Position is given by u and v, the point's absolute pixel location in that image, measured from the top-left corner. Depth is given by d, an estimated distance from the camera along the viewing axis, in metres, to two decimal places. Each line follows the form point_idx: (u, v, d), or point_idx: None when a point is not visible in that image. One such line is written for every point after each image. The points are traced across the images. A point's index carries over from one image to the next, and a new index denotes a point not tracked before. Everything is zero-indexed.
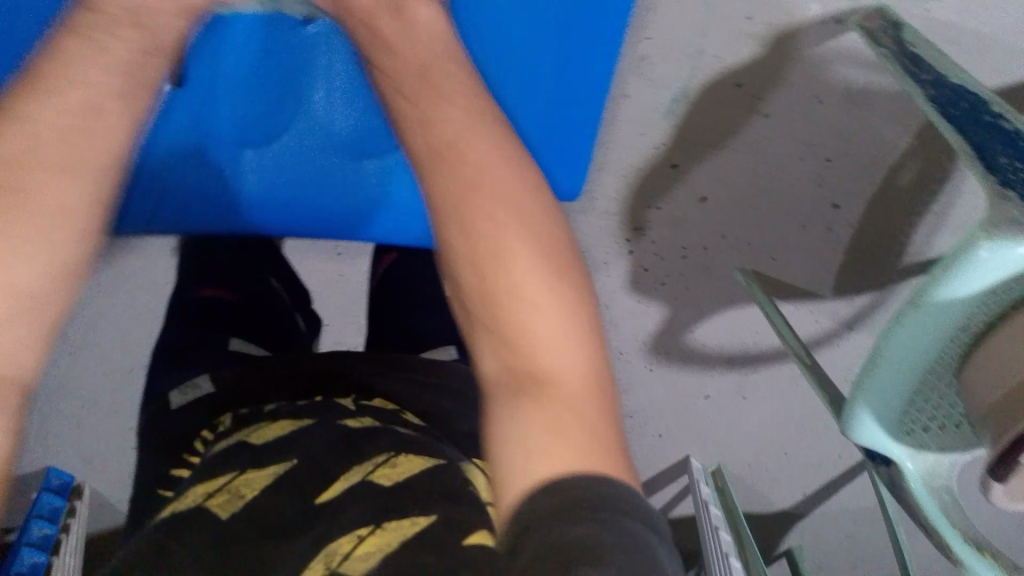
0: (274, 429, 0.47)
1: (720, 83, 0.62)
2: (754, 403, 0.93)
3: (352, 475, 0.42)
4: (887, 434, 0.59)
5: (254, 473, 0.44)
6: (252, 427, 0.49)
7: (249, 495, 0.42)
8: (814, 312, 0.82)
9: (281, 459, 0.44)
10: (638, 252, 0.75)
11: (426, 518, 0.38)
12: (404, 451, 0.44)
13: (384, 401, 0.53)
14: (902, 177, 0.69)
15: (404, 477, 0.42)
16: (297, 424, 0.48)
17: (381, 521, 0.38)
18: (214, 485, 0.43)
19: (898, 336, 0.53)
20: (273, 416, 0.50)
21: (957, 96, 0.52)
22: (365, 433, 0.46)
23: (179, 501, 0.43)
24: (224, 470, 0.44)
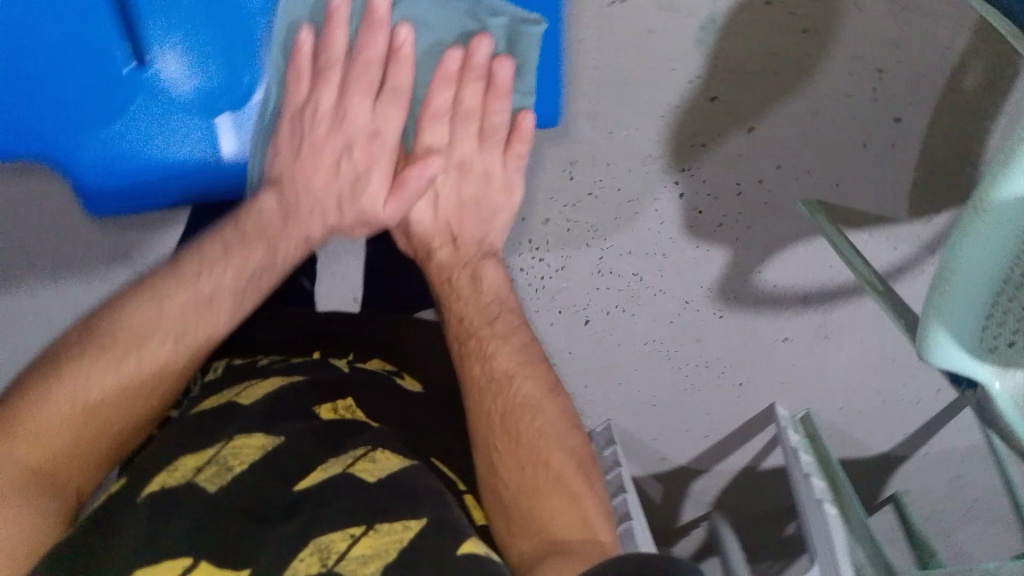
0: (259, 389, 0.51)
1: (750, 3, 0.60)
2: (837, 342, 0.89)
3: (331, 467, 0.45)
4: (970, 357, 0.55)
5: (241, 442, 0.45)
6: (241, 385, 0.52)
7: (238, 469, 0.43)
8: (891, 239, 0.77)
9: (271, 436, 0.46)
10: (688, 194, 0.71)
11: (418, 523, 0.42)
12: (380, 445, 0.48)
13: (382, 364, 0.62)
14: (966, 81, 0.65)
15: (386, 474, 0.45)
16: (287, 380, 0.53)
17: (373, 522, 0.41)
18: (204, 457, 0.44)
19: (966, 246, 0.49)
20: (267, 374, 0.54)
21: None
22: (351, 423, 0.50)
23: (169, 468, 0.43)
24: (211, 443, 0.45)
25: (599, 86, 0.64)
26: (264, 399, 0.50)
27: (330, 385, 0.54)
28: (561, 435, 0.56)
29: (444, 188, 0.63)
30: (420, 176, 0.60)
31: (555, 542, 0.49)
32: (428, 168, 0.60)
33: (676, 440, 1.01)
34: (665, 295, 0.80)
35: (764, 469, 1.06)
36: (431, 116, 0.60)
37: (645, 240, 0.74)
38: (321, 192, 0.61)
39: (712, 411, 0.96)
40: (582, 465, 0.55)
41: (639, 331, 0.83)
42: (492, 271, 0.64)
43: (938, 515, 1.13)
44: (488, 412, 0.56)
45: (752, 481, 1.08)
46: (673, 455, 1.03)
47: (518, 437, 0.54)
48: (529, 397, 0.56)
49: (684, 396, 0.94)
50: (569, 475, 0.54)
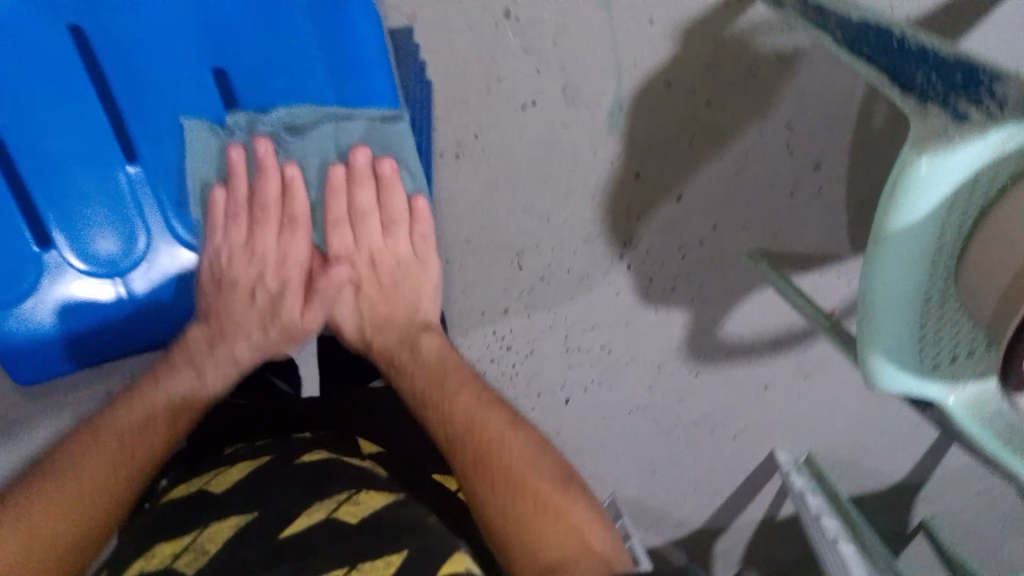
0: (233, 474, 0.45)
1: (650, 84, 0.64)
2: (819, 379, 0.90)
3: (317, 514, 0.41)
4: (916, 376, 0.56)
5: (216, 527, 0.41)
6: (212, 473, 0.46)
7: (212, 549, 0.39)
8: (844, 275, 0.80)
9: (244, 511, 0.42)
10: (636, 264, 0.75)
11: (400, 556, 0.38)
12: (363, 487, 0.43)
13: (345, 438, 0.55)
14: (876, 115, 0.70)
15: (371, 513, 0.41)
16: (255, 464, 0.46)
17: (357, 562, 0.37)
18: (179, 542, 0.40)
19: (879, 276, 0.51)
20: (228, 461, 0.48)
21: (864, 30, 0.53)
22: (330, 470, 0.45)
23: (140, 563, 0.39)
24: (187, 528, 0.41)
25: (523, 178, 0.67)
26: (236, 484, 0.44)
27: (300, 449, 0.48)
28: (531, 456, 0.51)
29: (365, 283, 0.59)
30: (331, 282, 0.57)
31: (553, 563, 0.46)
32: (342, 270, 0.57)
33: (688, 501, 1.01)
34: (636, 361, 0.83)
35: (782, 518, 1.05)
36: (332, 223, 0.56)
37: (605, 312, 0.78)
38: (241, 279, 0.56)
39: (714, 466, 0.97)
40: (561, 475, 0.51)
41: (620, 399, 0.86)
42: (431, 340, 0.59)
43: (970, 534, 1.11)
44: (450, 430, 0.52)
45: (774, 532, 1.07)
46: (687, 518, 1.02)
47: (464, 422, 0.53)
48: (468, 409, 0.53)
49: (682, 457, 0.95)
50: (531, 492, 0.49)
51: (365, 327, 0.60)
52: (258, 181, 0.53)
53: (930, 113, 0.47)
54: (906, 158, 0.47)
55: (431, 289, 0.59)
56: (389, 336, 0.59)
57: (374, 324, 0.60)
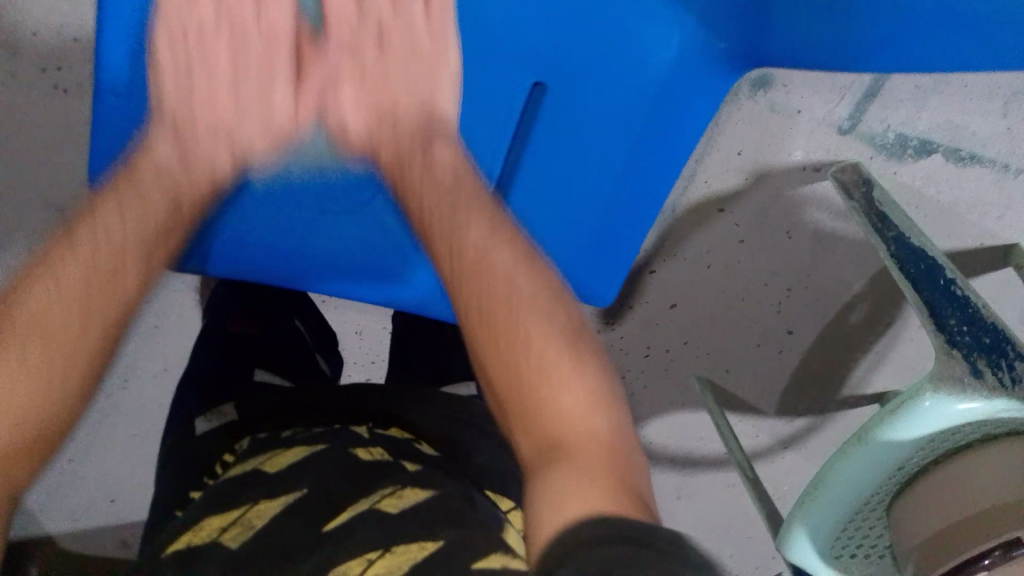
0: (287, 457, 0.49)
1: (705, 204, 0.67)
2: (687, 506, 0.96)
3: (358, 505, 0.43)
4: (820, 559, 0.62)
5: (265, 503, 0.44)
6: (268, 455, 0.50)
7: (259, 526, 0.42)
8: (756, 428, 0.87)
9: (293, 489, 0.45)
10: (604, 344, 0.77)
11: (434, 544, 0.39)
12: (409, 483, 0.45)
13: (399, 430, 0.55)
14: (852, 315, 0.76)
15: (410, 506, 0.42)
16: (313, 449, 0.49)
17: (391, 544, 0.39)
18: (229, 517, 0.43)
19: (844, 467, 0.56)
20: (292, 443, 0.51)
21: (916, 255, 0.58)
22: (382, 466, 0.47)
23: (197, 532, 0.43)
24: (238, 502, 0.45)
25: None
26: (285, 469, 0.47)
27: (352, 444, 0.50)
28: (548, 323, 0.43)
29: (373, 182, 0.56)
30: (323, 67, 0.55)
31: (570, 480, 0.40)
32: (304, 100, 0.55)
33: None
34: None
35: None
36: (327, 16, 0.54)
37: None
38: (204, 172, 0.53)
39: None
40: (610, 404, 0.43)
41: None
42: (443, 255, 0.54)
43: None
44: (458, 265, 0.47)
45: None
46: None
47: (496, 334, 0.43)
48: (512, 308, 0.44)
49: None
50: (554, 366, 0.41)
51: (367, 121, 0.55)
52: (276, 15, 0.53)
53: (953, 358, 0.52)
54: (919, 387, 0.52)
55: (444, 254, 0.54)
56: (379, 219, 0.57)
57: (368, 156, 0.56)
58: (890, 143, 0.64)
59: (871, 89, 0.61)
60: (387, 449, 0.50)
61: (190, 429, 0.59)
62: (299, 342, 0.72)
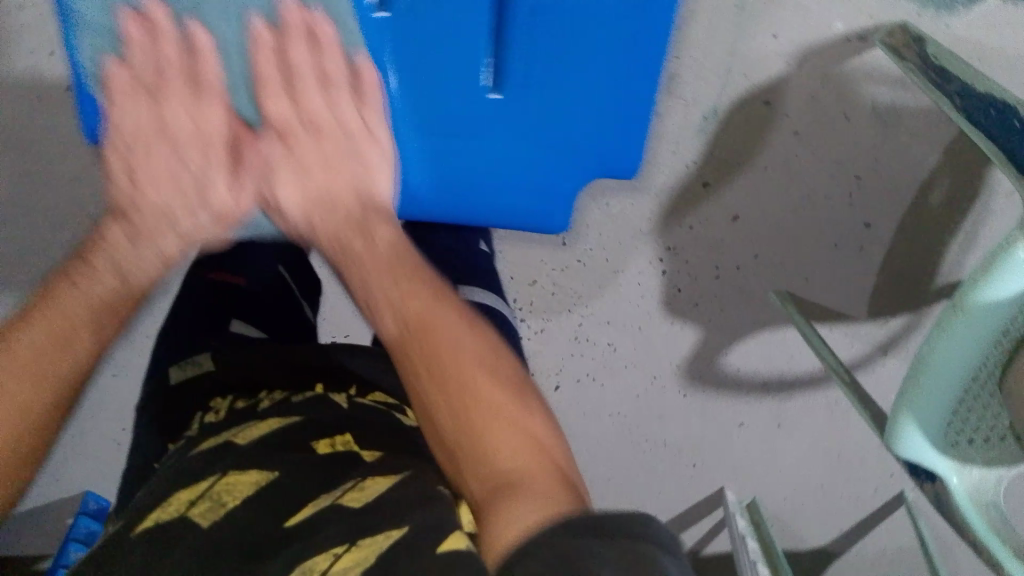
0: (259, 429, 0.52)
1: (750, 99, 0.63)
2: (790, 433, 0.92)
3: (321, 499, 0.45)
4: (934, 447, 0.58)
5: (236, 477, 0.46)
6: (241, 427, 0.53)
7: (232, 504, 0.45)
8: (848, 336, 0.82)
9: (264, 470, 0.47)
10: (671, 272, 0.74)
11: (399, 531, 0.40)
12: (372, 473, 0.47)
13: (381, 396, 0.58)
14: (933, 195, 0.70)
15: (373, 496, 0.44)
16: (284, 422, 0.52)
17: (356, 539, 0.40)
18: (198, 491, 0.46)
19: (943, 341, 0.52)
20: (264, 416, 0.54)
21: (986, 104, 0.53)
22: (346, 458, 0.49)
23: (166, 505, 0.45)
24: (207, 475, 0.47)
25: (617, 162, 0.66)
26: (259, 442, 0.50)
27: (331, 423, 0.52)
28: (487, 365, 0.51)
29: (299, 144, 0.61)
30: (256, 149, 0.61)
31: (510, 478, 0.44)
32: (274, 149, 0.61)
33: None
34: (633, 368, 0.82)
35: (707, 555, 1.08)
36: (265, 86, 0.59)
37: (623, 311, 0.77)
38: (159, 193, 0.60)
39: (664, 490, 0.97)
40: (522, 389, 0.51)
41: (605, 400, 0.86)
42: (383, 231, 0.59)
43: None
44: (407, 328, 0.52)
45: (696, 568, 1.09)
46: None
47: (429, 366, 0.50)
48: (451, 334, 0.51)
49: (640, 472, 0.95)
50: (487, 420, 0.47)
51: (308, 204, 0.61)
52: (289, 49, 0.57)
53: None
54: (1011, 237, 0.48)
55: (380, 222, 0.59)
56: (336, 221, 0.60)
57: (318, 200, 0.61)
58: None
59: None
60: (356, 434, 0.52)
61: (165, 379, 0.62)
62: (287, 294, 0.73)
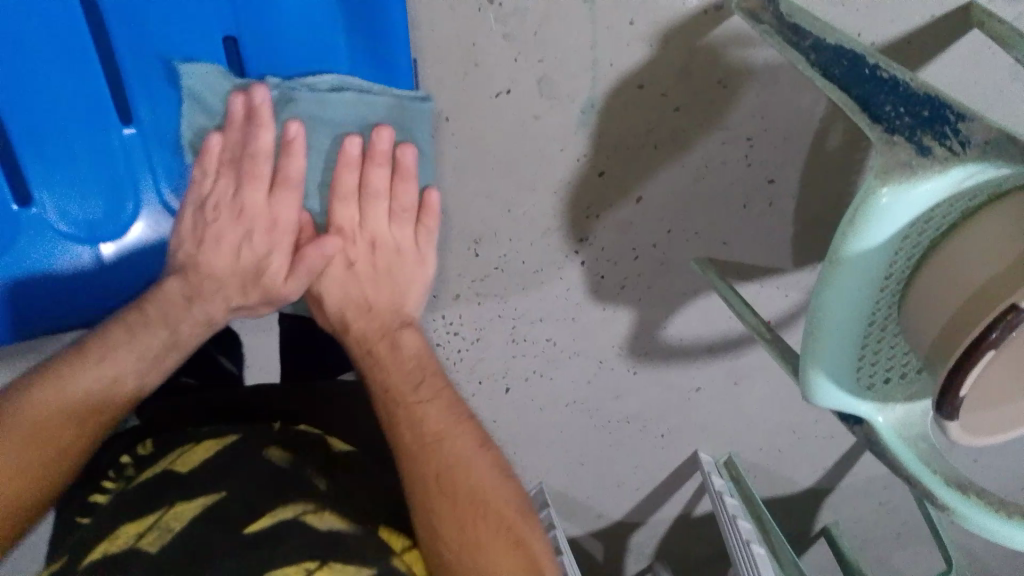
0: (199, 453, 0.55)
1: (623, 85, 0.64)
2: (749, 387, 0.93)
3: (280, 514, 0.51)
4: (851, 395, 0.59)
5: (182, 506, 0.50)
6: (178, 451, 0.56)
7: (178, 529, 0.48)
8: (782, 288, 0.83)
9: (212, 493, 0.52)
10: (589, 262, 0.76)
11: (369, 571, 0.48)
12: (324, 506, 0.52)
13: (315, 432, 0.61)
14: (830, 138, 0.71)
15: (329, 522, 0.51)
16: (222, 443, 0.56)
17: (325, 559, 0.48)
18: (145, 524, 0.49)
19: (830, 297, 0.53)
20: (200, 437, 0.57)
21: (839, 56, 0.54)
22: (295, 476, 0.55)
23: (116, 538, 0.48)
24: (153, 507, 0.50)
25: (492, 167, 0.68)
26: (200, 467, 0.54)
27: (269, 441, 0.57)
28: (500, 479, 0.60)
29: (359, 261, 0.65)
30: (318, 255, 0.62)
31: None
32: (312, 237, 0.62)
33: (613, 496, 1.04)
34: (577, 356, 0.85)
35: (698, 514, 1.11)
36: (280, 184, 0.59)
37: (553, 307, 0.79)
38: (218, 272, 0.62)
39: (640, 463, 1.00)
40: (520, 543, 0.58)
41: (560, 391, 0.88)
42: (410, 338, 0.66)
43: (867, 540, 1.22)
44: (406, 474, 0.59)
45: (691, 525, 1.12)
46: (607, 509, 1.06)
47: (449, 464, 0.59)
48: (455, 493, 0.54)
49: (612, 452, 0.97)
50: None
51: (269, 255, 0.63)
52: (285, 167, 0.58)
53: (897, 145, 0.48)
54: (870, 187, 0.48)
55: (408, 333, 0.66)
56: (367, 327, 0.65)
57: (362, 312, 0.66)
58: None
59: None
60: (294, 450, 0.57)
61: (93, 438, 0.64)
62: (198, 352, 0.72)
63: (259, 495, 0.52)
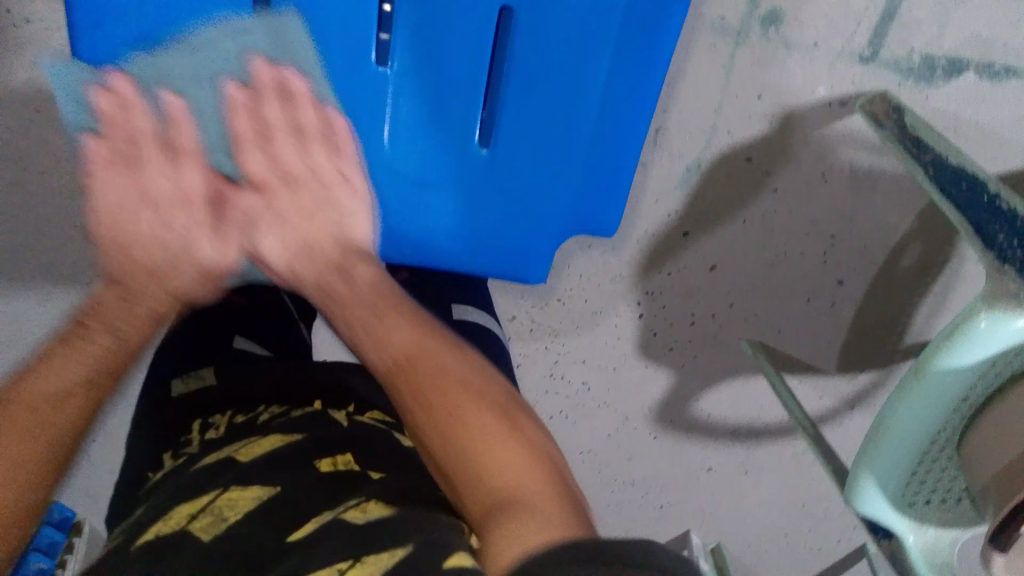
0: (260, 446, 0.49)
1: (732, 155, 0.66)
2: (757, 480, 0.93)
3: (321, 516, 0.42)
4: (891, 506, 0.59)
5: (237, 493, 0.45)
6: (243, 442, 0.51)
7: (232, 518, 0.43)
8: (818, 388, 0.83)
9: (267, 484, 0.45)
10: (647, 316, 0.76)
11: (404, 551, 0.39)
12: (379, 493, 0.44)
13: (377, 414, 0.57)
14: (905, 258, 0.72)
15: (376, 516, 0.42)
16: (286, 438, 0.50)
17: (359, 555, 0.39)
18: (199, 505, 0.44)
19: (903, 405, 0.54)
20: (268, 431, 0.52)
21: (957, 177, 0.55)
22: (356, 472, 0.47)
23: (163, 522, 0.43)
24: (209, 488, 0.45)
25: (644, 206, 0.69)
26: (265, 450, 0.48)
27: (328, 437, 0.50)
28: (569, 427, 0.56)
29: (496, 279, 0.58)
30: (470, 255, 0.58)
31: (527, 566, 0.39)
32: (251, 201, 0.56)
33: None
34: (606, 408, 0.85)
35: None
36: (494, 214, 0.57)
37: (599, 352, 0.80)
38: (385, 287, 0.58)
39: (630, 529, 0.99)
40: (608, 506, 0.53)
41: (579, 438, 0.88)
42: None
43: None
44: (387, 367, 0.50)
45: None
46: None
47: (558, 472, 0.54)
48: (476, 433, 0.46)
49: (608, 509, 0.97)
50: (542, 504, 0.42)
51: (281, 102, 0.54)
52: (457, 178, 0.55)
53: (1005, 273, 0.49)
54: (974, 308, 0.49)
55: None
56: None
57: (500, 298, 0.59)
58: (916, 66, 0.61)
59: (887, 12, 0.58)
60: (357, 452, 0.49)
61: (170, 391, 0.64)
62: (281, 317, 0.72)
63: (309, 490, 0.45)
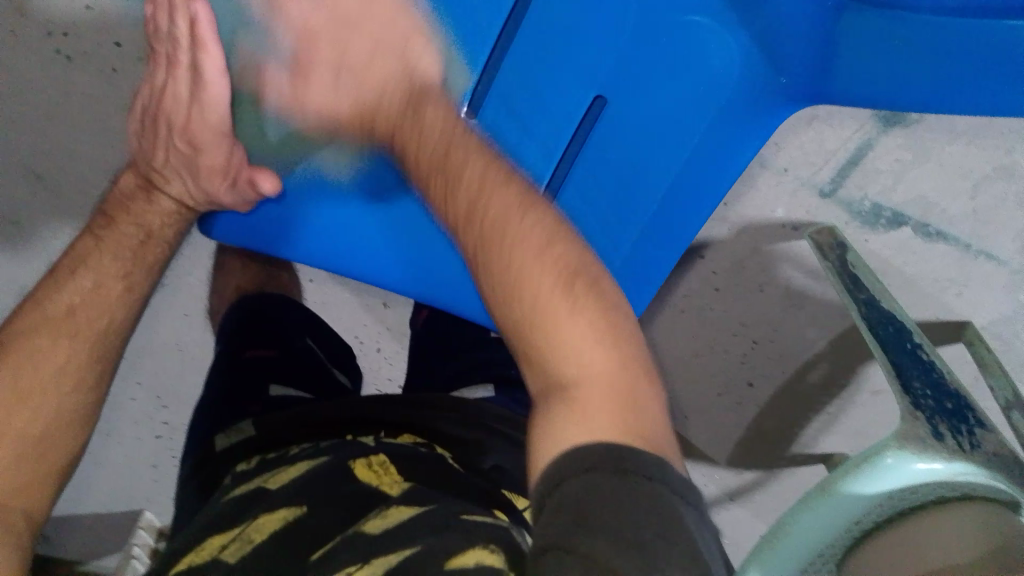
0: (289, 473, 0.49)
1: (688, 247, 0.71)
2: None
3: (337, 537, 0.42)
4: None
5: (265, 517, 0.45)
6: (273, 471, 0.50)
7: (257, 540, 0.43)
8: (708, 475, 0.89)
9: (292, 506, 0.45)
10: None
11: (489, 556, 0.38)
12: (395, 503, 0.44)
13: (410, 435, 0.54)
14: (812, 374, 0.77)
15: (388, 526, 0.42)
16: (315, 460, 0.49)
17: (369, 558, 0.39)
18: (229, 534, 0.45)
19: (806, 517, 0.55)
20: (296, 458, 0.51)
21: (886, 320, 0.61)
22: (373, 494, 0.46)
23: (200, 552, 0.45)
24: (240, 520, 0.46)
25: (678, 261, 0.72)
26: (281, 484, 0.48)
27: (365, 451, 0.50)
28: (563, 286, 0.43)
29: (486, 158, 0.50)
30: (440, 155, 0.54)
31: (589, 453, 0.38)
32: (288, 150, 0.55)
33: None
34: None
35: None
36: None
37: None
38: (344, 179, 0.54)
39: None
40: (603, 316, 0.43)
41: None
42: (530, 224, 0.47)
43: None
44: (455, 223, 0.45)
45: None
46: None
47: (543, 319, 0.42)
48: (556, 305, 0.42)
49: None
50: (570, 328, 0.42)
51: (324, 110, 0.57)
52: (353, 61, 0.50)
53: (916, 419, 0.54)
54: (885, 443, 0.53)
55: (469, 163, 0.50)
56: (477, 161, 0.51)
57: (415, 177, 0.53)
58: (865, 211, 0.66)
59: (854, 157, 0.63)
60: (390, 455, 0.49)
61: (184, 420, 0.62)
62: (314, 360, 0.70)
63: (338, 509, 0.45)
